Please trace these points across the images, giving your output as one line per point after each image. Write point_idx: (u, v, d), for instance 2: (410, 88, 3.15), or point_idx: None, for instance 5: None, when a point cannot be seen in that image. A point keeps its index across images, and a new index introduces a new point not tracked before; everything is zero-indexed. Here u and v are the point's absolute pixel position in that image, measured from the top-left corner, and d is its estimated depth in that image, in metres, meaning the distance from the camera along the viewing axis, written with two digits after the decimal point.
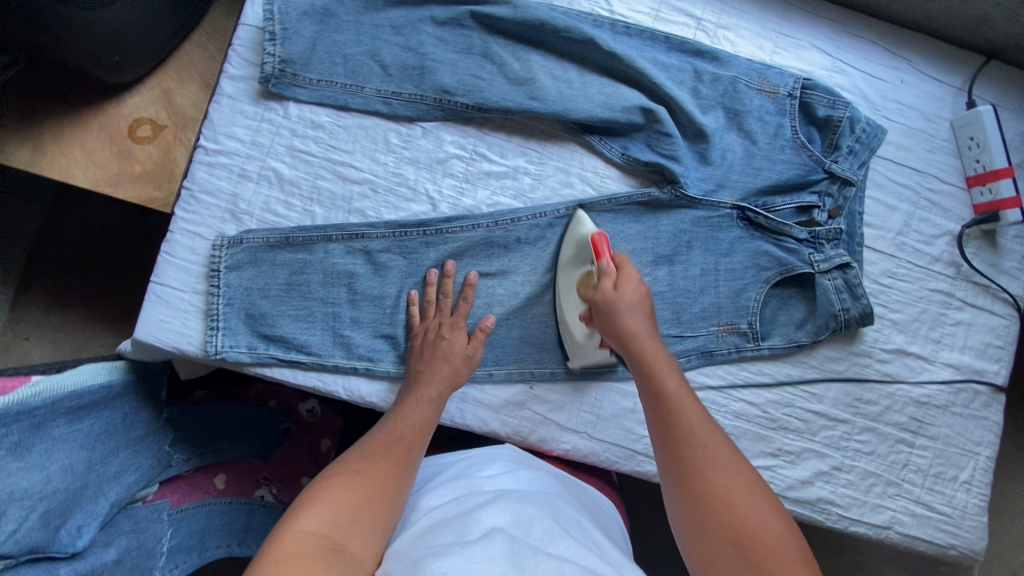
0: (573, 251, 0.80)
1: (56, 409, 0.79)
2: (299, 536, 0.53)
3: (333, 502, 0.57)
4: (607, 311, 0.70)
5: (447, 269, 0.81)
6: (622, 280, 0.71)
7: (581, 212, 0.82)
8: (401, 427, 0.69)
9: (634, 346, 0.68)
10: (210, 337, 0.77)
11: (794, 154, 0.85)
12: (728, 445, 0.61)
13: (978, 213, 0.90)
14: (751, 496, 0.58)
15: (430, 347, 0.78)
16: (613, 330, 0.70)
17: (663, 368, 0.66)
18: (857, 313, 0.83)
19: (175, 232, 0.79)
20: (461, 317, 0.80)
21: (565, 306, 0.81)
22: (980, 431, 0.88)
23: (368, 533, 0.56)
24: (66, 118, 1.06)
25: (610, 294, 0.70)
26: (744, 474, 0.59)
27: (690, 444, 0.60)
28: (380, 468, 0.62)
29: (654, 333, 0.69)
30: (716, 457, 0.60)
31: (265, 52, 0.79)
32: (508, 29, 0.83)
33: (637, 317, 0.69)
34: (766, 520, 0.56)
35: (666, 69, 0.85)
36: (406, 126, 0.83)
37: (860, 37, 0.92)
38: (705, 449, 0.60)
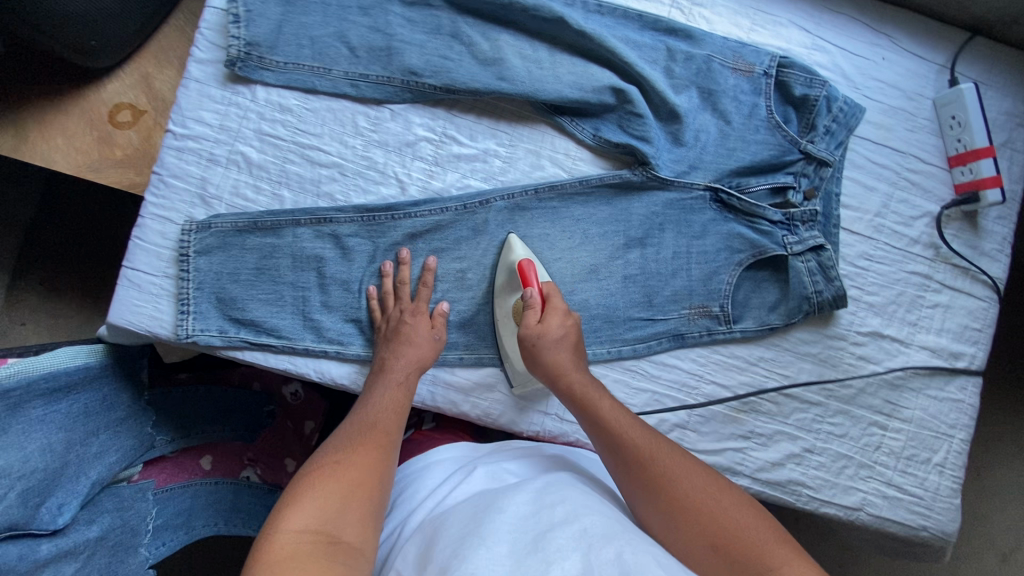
0: (505, 278, 0.82)
1: (32, 390, 0.82)
2: (289, 536, 0.53)
3: (319, 497, 0.57)
4: (538, 346, 0.74)
5: (402, 258, 0.81)
6: (548, 316, 0.76)
7: (513, 236, 0.83)
8: (375, 415, 0.70)
9: (566, 383, 0.73)
10: (181, 321, 0.78)
11: (769, 134, 0.84)
12: (677, 449, 0.66)
13: (959, 194, 0.88)
14: (711, 488, 0.62)
15: (393, 333, 0.78)
16: (547, 369, 0.74)
17: (595, 398, 0.71)
18: (830, 295, 0.82)
19: (145, 217, 0.79)
20: (422, 303, 0.80)
21: (503, 335, 0.82)
22: (955, 413, 0.87)
23: (359, 518, 0.58)
24: (45, 103, 1.06)
25: (536, 329, 0.75)
26: (699, 471, 0.63)
27: (644, 459, 0.64)
28: (360, 458, 0.63)
29: (580, 367, 0.75)
30: (668, 466, 0.63)
31: (230, 34, 0.78)
32: (477, 9, 0.82)
33: (565, 353, 0.74)
34: (735, 512, 0.59)
35: (639, 48, 0.83)
36: (375, 109, 0.83)
37: (841, 13, 0.90)
38: (652, 457, 0.64)
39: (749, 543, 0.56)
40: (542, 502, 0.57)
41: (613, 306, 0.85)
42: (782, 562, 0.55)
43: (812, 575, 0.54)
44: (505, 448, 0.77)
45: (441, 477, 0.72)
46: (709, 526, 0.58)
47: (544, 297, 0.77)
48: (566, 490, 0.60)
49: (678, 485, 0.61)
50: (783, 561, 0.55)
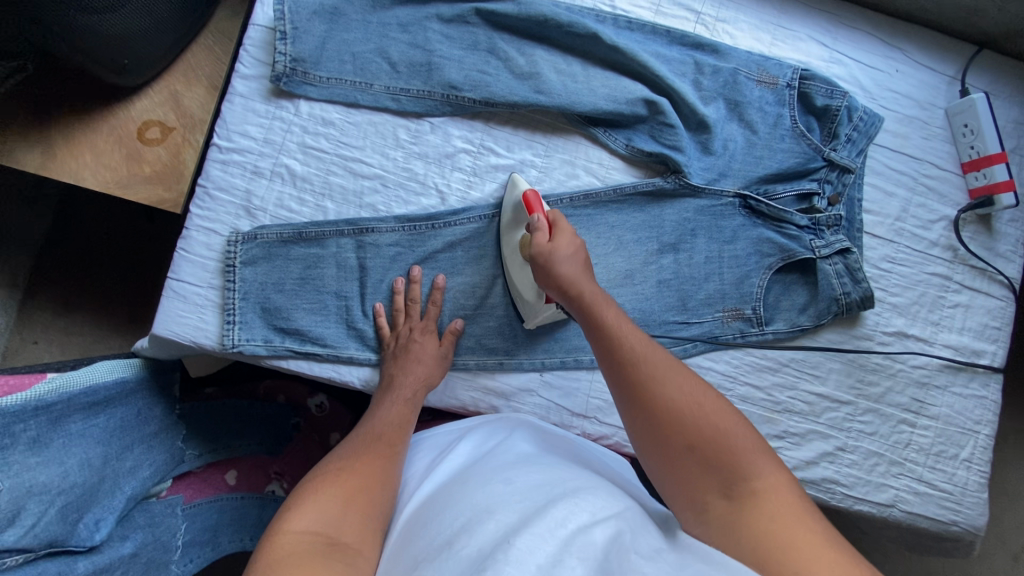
0: (511, 214, 0.82)
1: (72, 404, 0.80)
2: (291, 536, 0.52)
3: (320, 503, 0.57)
4: (543, 264, 0.72)
5: (413, 276, 0.82)
6: (557, 236, 0.74)
7: (517, 175, 0.84)
8: (379, 428, 0.71)
9: (573, 291, 0.70)
10: (227, 331, 0.79)
11: (794, 143, 0.87)
12: (673, 359, 0.64)
13: (974, 198, 0.92)
14: (705, 399, 0.59)
15: (403, 351, 0.79)
16: (552, 281, 0.71)
17: (604, 305, 0.68)
18: (858, 296, 0.85)
19: (191, 228, 0.80)
20: (430, 321, 0.82)
21: (512, 267, 0.82)
22: (980, 410, 0.90)
23: (361, 521, 0.57)
24: (74, 121, 1.07)
25: (546, 247, 0.73)
26: (696, 384, 0.61)
27: (638, 365, 0.62)
28: (363, 465, 0.63)
29: (591, 279, 0.71)
30: (671, 385, 0.61)
31: (276, 50, 0.81)
32: (513, 25, 0.85)
33: (572, 264, 0.71)
34: (731, 433, 0.57)
35: (668, 61, 0.87)
36: (415, 121, 0.85)
37: (856, 28, 0.94)
38: (647, 365, 0.62)
39: (744, 466, 0.55)
40: (543, 486, 0.59)
41: (648, 310, 0.87)
42: (761, 480, 0.54)
43: (794, 504, 0.53)
44: (506, 423, 0.79)
45: (439, 449, 0.74)
46: (696, 437, 0.57)
47: (549, 223, 0.75)
48: (570, 479, 0.61)
49: (670, 397, 0.60)
50: (763, 477, 0.54)
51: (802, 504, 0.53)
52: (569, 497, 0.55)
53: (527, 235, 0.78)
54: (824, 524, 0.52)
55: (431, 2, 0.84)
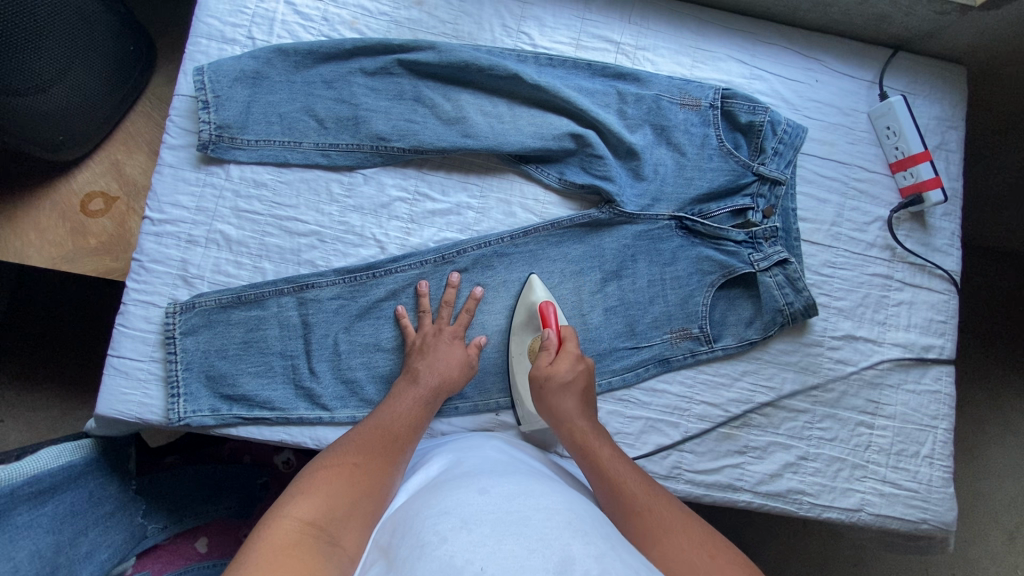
0: (525, 316, 0.85)
1: (17, 496, 0.79)
2: (286, 524, 0.54)
3: (319, 492, 0.58)
4: (545, 387, 0.74)
5: (452, 280, 0.84)
6: (559, 358, 0.76)
7: (535, 276, 0.86)
8: (391, 421, 0.71)
9: (568, 428, 0.72)
10: (172, 405, 0.78)
11: (722, 161, 0.89)
12: (676, 507, 0.64)
13: (905, 197, 0.94)
14: (705, 543, 0.59)
15: (429, 351, 0.80)
16: (553, 411, 0.74)
17: (596, 445, 0.71)
18: (801, 305, 0.86)
19: (128, 304, 0.80)
20: (461, 327, 0.83)
21: (517, 373, 0.84)
22: (935, 404, 0.91)
23: (361, 516, 0.58)
24: (15, 200, 1.07)
25: (546, 369, 0.76)
26: (698, 531, 0.60)
27: (638, 505, 0.62)
28: (371, 463, 0.64)
29: (587, 413, 0.74)
30: (667, 520, 0.61)
31: (200, 120, 0.81)
32: (436, 73, 0.87)
33: (570, 398, 0.74)
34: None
35: (592, 94, 0.89)
36: (347, 174, 0.86)
37: (773, 43, 0.97)
38: (650, 506, 0.62)
39: None
40: (525, 495, 0.57)
41: (597, 338, 0.87)
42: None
43: None
44: (490, 440, 0.78)
45: (430, 457, 0.73)
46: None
47: (557, 339, 0.79)
48: (551, 491, 0.60)
49: (673, 539, 0.59)
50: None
51: None
52: (545, 513, 0.53)
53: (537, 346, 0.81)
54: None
55: (353, 57, 0.86)
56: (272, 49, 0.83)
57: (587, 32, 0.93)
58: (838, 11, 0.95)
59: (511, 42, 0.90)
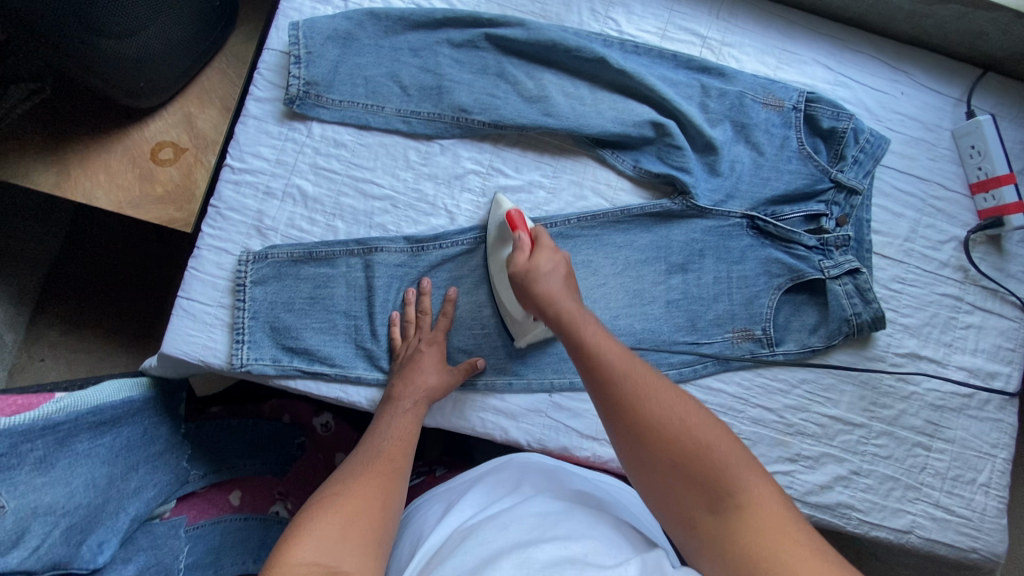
0: (497, 230, 0.82)
1: (79, 424, 0.79)
2: (298, 569, 0.52)
3: (320, 529, 0.56)
4: (525, 281, 0.72)
5: (423, 287, 0.83)
6: (536, 254, 0.74)
7: (501, 195, 0.84)
8: (381, 446, 0.69)
9: (551, 309, 0.69)
10: (236, 350, 0.79)
11: (801, 164, 0.88)
12: (655, 373, 0.62)
13: (983, 219, 0.92)
14: (684, 408, 0.58)
15: (409, 361, 0.79)
16: (537, 300, 0.71)
17: (580, 320, 0.67)
18: (869, 317, 0.84)
19: (202, 248, 0.81)
20: (439, 334, 0.82)
21: (499, 287, 0.82)
22: (996, 433, 0.89)
23: (365, 550, 0.56)
24: (88, 141, 1.09)
25: (525, 264, 0.73)
26: (676, 394, 0.60)
27: (618, 384, 0.60)
28: (364, 490, 0.61)
29: (571, 295, 0.71)
30: (645, 388, 0.59)
31: (290, 75, 0.83)
32: (522, 50, 0.87)
33: (554, 281, 0.71)
34: (709, 436, 0.56)
35: (674, 85, 0.88)
36: (425, 143, 0.86)
37: (860, 51, 0.95)
38: (630, 383, 0.60)
39: (720, 472, 0.54)
40: (542, 527, 0.58)
41: (657, 331, 0.87)
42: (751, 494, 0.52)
43: (773, 506, 0.52)
44: (515, 463, 0.78)
45: (453, 497, 0.73)
46: (678, 449, 0.55)
47: (532, 240, 0.77)
48: (574, 520, 0.61)
49: (651, 416, 0.57)
50: (750, 488, 0.53)
51: (788, 517, 0.52)
52: (563, 543, 0.54)
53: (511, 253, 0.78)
54: (810, 539, 0.50)
55: (441, 28, 0.86)
56: (364, 12, 0.84)
57: (673, 23, 0.92)
58: (932, 23, 0.93)
59: (597, 26, 0.90)
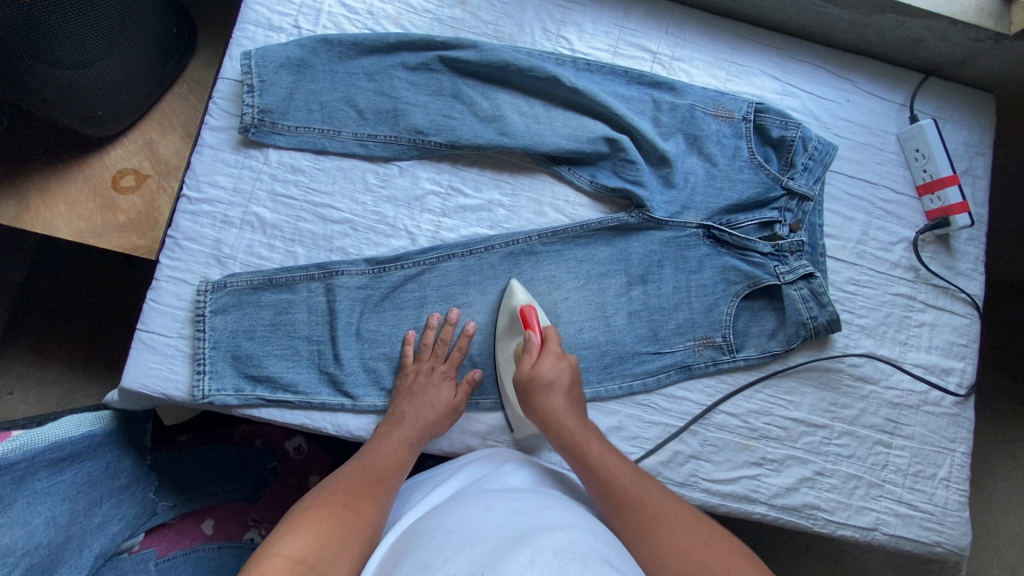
0: (507, 321, 0.84)
1: (37, 461, 0.78)
2: (274, 562, 0.56)
3: (307, 530, 0.60)
4: (529, 388, 0.75)
5: (450, 317, 0.84)
6: (542, 358, 0.77)
7: (514, 281, 0.85)
8: (376, 461, 0.72)
9: (559, 435, 0.74)
10: (197, 381, 0.78)
11: (752, 173, 0.90)
12: (671, 501, 0.68)
13: (931, 219, 0.95)
14: (691, 524, 0.64)
15: (417, 390, 0.80)
16: (540, 411, 0.75)
17: (588, 441, 0.73)
18: (824, 319, 0.86)
19: (160, 279, 0.81)
20: (452, 366, 0.83)
21: (503, 375, 0.84)
22: (954, 427, 0.91)
23: (347, 563, 0.60)
24: (48, 172, 1.08)
25: (531, 371, 0.76)
26: (688, 516, 0.65)
27: (632, 499, 0.66)
28: (353, 503, 0.65)
29: (576, 411, 0.75)
30: (659, 509, 0.65)
31: (244, 103, 0.83)
32: (476, 71, 0.88)
33: (558, 395, 0.75)
34: (719, 547, 0.62)
35: (627, 100, 0.90)
36: (383, 165, 0.87)
37: (807, 62, 0.98)
38: (646, 499, 0.66)
39: (729, 574, 0.59)
40: (526, 514, 0.60)
41: (621, 342, 0.88)
42: None
43: None
44: (499, 455, 0.79)
45: (434, 483, 0.75)
46: (691, 557, 0.60)
47: (540, 339, 0.79)
48: (553, 508, 0.62)
49: (660, 517, 0.64)
50: None
51: None
52: (542, 531, 0.56)
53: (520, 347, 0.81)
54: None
55: (395, 51, 0.87)
56: (317, 38, 0.85)
57: (624, 40, 0.94)
58: (873, 33, 0.96)
59: (550, 45, 0.92)
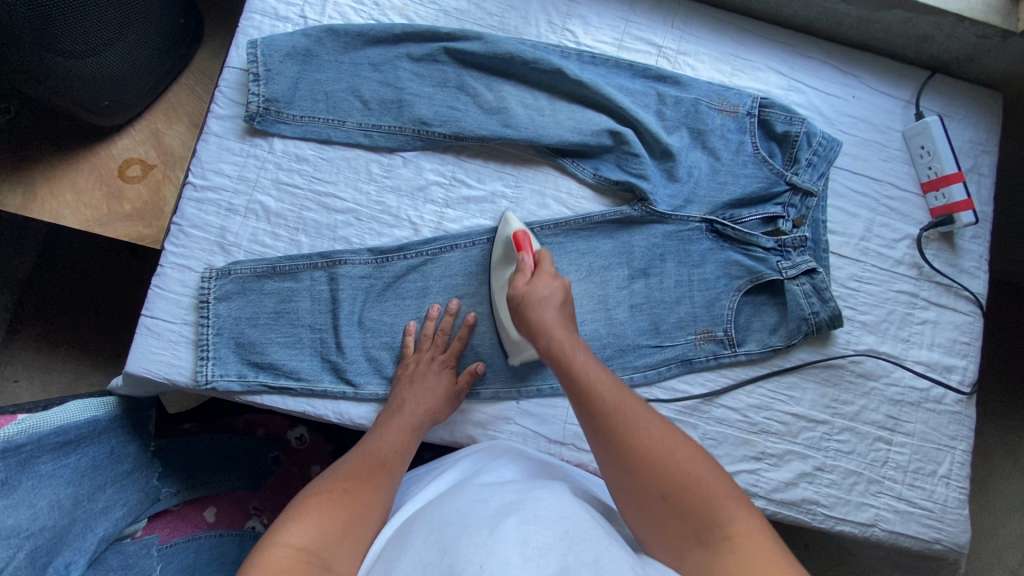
0: (502, 251, 0.83)
1: (42, 444, 0.79)
2: (280, 551, 0.55)
3: (314, 516, 0.59)
4: (521, 305, 0.73)
5: (451, 308, 0.84)
6: (535, 278, 0.75)
7: (509, 212, 0.85)
8: (376, 448, 0.71)
9: (544, 340, 0.70)
10: (200, 367, 0.79)
11: (756, 168, 0.90)
12: (652, 415, 0.63)
13: (935, 216, 0.94)
14: (672, 441, 0.61)
15: (418, 378, 0.80)
16: (528, 326, 0.72)
17: (570, 348, 0.68)
18: (826, 315, 0.86)
19: (165, 266, 0.82)
20: (453, 356, 0.83)
21: (498, 304, 0.83)
22: (955, 425, 0.91)
23: (351, 546, 0.59)
24: (55, 161, 1.09)
25: (523, 288, 0.74)
26: (667, 430, 0.62)
27: (610, 413, 0.62)
28: (359, 487, 0.64)
29: (563, 325, 0.71)
30: (638, 422, 0.62)
31: (250, 92, 0.83)
32: (480, 63, 0.88)
33: (547, 308, 0.72)
34: (697, 467, 0.59)
35: (632, 93, 0.90)
36: (387, 156, 0.87)
37: (812, 57, 0.98)
38: (623, 413, 0.62)
39: (706, 499, 0.57)
40: (526, 504, 0.61)
41: (622, 335, 0.88)
42: (734, 522, 0.55)
43: (762, 537, 0.54)
44: (498, 446, 0.79)
45: (435, 474, 0.75)
46: (666, 476, 0.58)
47: (534, 262, 0.77)
48: (553, 498, 0.63)
49: (637, 433, 0.61)
50: (737, 521, 0.55)
51: (774, 544, 0.54)
52: (544, 524, 0.56)
53: (512, 274, 0.80)
54: (796, 564, 0.52)
55: (400, 42, 0.87)
56: (323, 28, 0.85)
57: (629, 33, 0.94)
58: (879, 29, 0.96)
59: (555, 37, 0.92)
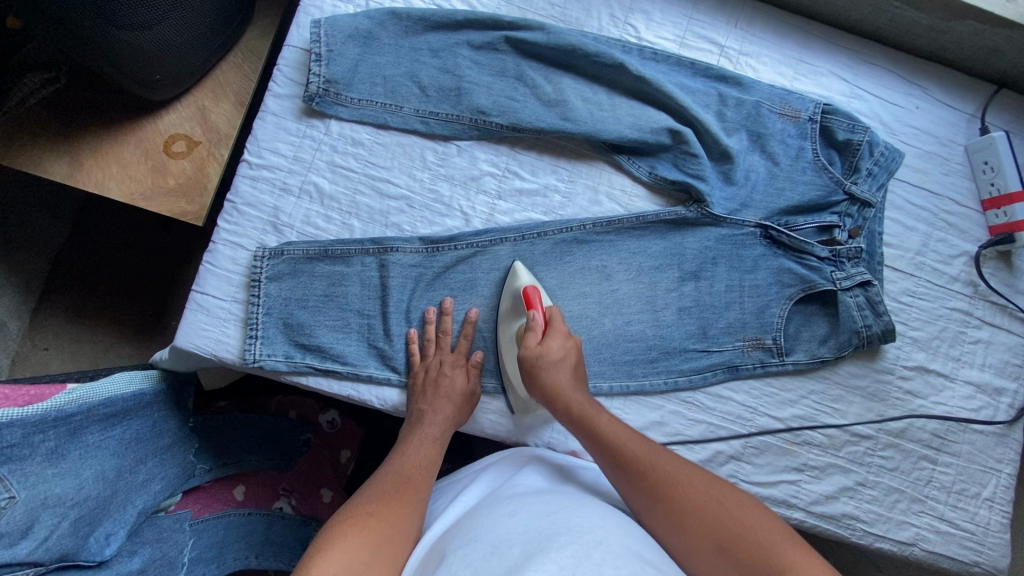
0: (509, 304, 0.83)
1: (91, 415, 0.79)
2: None
3: (343, 546, 0.57)
4: (535, 368, 0.74)
5: (445, 308, 0.83)
6: (548, 338, 0.75)
7: (519, 263, 0.84)
8: (402, 472, 0.70)
9: (564, 404, 0.73)
10: (249, 345, 0.79)
11: (815, 175, 0.88)
12: (687, 466, 0.67)
13: (994, 235, 0.92)
14: (714, 489, 0.63)
15: (432, 385, 0.79)
16: (543, 389, 0.73)
17: (595, 413, 0.72)
18: (879, 329, 0.85)
19: (218, 242, 0.81)
20: (461, 355, 0.82)
21: (506, 360, 0.82)
22: (1001, 448, 0.89)
23: (385, 568, 0.57)
24: (101, 133, 1.09)
25: (536, 349, 0.74)
26: (709, 483, 0.64)
27: (649, 468, 0.65)
28: (385, 513, 0.62)
29: (578, 389, 0.74)
30: (672, 474, 0.64)
31: (310, 72, 0.83)
32: (541, 54, 0.87)
33: (562, 372, 0.74)
34: (742, 514, 0.60)
35: (692, 92, 0.89)
36: (442, 144, 0.86)
37: (877, 65, 0.95)
38: (659, 466, 0.65)
39: (756, 539, 0.58)
40: (551, 516, 0.60)
41: (669, 337, 0.87)
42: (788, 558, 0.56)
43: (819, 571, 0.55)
44: (520, 455, 0.78)
45: (458, 489, 0.75)
46: (716, 526, 0.59)
47: (545, 320, 0.78)
48: (578, 509, 0.62)
49: (677, 486, 0.63)
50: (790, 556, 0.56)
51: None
52: (574, 534, 0.55)
53: (523, 328, 0.79)
54: None
55: (461, 29, 0.86)
56: (385, 11, 0.84)
57: (692, 31, 0.93)
58: (949, 39, 0.93)
59: (616, 31, 0.91)
